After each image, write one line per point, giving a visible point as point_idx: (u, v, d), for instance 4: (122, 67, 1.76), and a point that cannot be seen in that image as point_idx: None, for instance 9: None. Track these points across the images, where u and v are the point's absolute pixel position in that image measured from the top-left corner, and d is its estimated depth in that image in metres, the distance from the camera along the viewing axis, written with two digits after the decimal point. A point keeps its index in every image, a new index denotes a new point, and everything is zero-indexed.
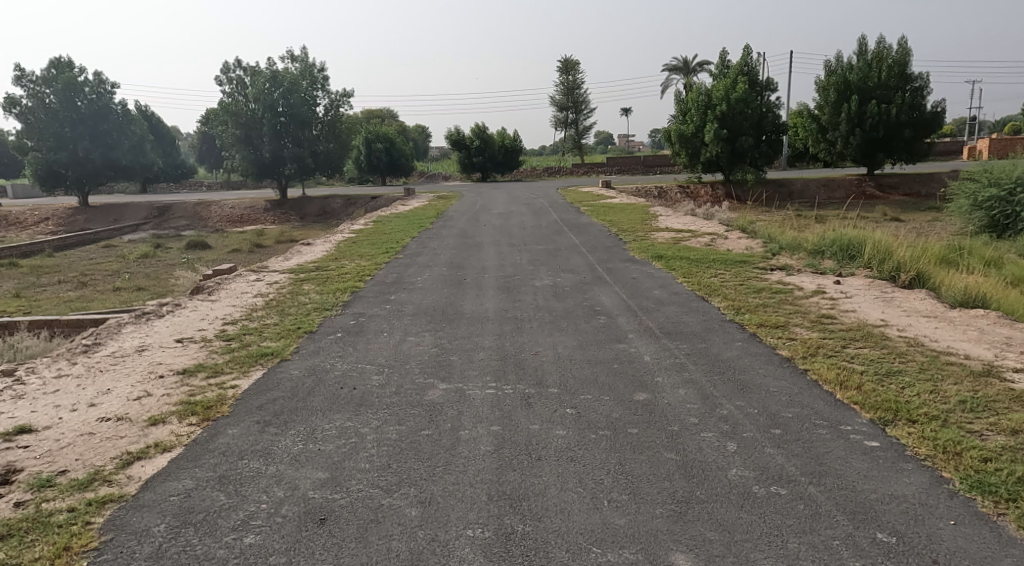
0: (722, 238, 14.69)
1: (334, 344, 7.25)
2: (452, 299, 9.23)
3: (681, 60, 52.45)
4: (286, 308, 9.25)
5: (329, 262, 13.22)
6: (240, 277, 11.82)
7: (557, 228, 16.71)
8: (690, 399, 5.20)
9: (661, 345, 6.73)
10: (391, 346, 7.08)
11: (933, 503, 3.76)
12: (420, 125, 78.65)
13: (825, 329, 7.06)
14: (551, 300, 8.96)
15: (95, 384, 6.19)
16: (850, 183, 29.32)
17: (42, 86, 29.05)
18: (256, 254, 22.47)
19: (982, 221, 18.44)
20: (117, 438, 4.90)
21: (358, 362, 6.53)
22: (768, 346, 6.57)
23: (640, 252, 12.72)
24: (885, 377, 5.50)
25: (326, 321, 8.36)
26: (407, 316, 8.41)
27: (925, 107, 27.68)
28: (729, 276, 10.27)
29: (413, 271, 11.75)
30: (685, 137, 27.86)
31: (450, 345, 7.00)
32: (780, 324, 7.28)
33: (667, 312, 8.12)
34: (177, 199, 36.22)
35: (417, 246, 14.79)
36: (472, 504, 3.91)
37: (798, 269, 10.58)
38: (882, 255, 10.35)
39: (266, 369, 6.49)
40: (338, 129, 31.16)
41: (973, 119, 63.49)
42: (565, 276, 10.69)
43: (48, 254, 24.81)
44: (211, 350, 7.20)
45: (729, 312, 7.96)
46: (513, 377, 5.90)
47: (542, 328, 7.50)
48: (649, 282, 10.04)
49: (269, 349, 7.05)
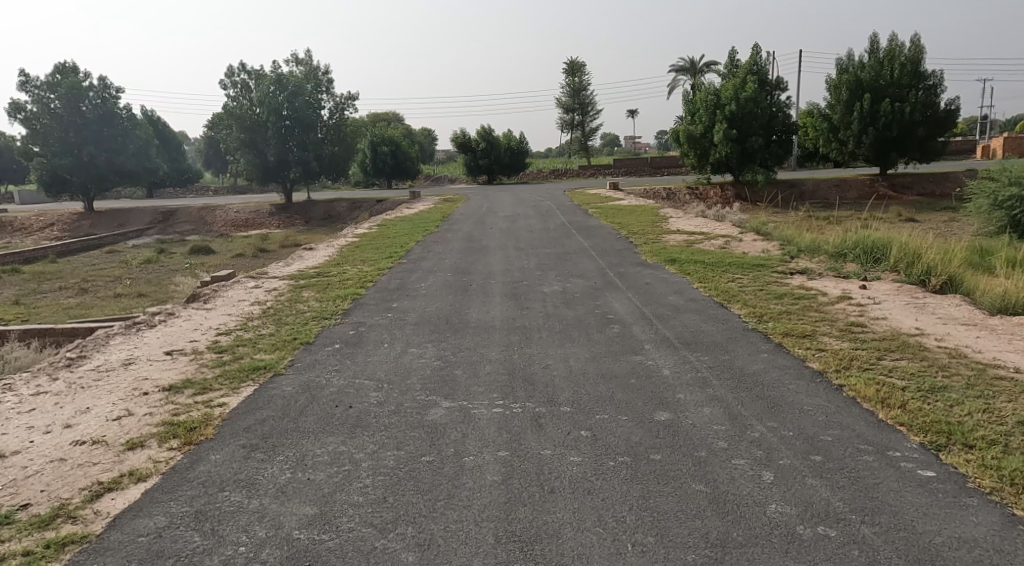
0: (736, 240, 14.26)
1: (332, 356, 6.86)
2: (457, 307, 8.83)
3: (687, 60, 51.82)
4: (283, 317, 8.86)
5: (330, 267, 12.91)
6: (238, 284, 11.42)
7: (565, 230, 16.35)
8: (717, 420, 4.75)
9: (682, 357, 6.29)
10: (391, 359, 6.67)
11: (1008, 549, 3.29)
12: (425, 129, 78.28)
13: (856, 340, 6.60)
14: (560, 308, 8.51)
15: (74, 402, 5.77)
16: (862, 183, 28.81)
17: (47, 92, 28.80)
18: (260, 259, 22.20)
19: (1002, 221, 17.95)
20: (90, 465, 4.48)
21: (356, 377, 6.11)
22: (796, 357, 6.12)
23: (652, 257, 12.24)
24: (930, 394, 5.02)
25: (324, 332, 7.97)
26: (409, 325, 8.01)
27: (939, 105, 27.23)
28: (747, 281, 9.85)
29: (417, 276, 11.39)
30: (694, 137, 27.45)
31: (453, 358, 6.56)
32: (807, 335, 6.84)
33: (684, 320, 7.69)
34: (181, 204, 36.08)
35: (421, 250, 14.44)
36: (476, 548, 3.46)
37: (820, 272, 10.10)
38: (909, 258, 9.77)
39: (257, 386, 6.09)
40: (343, 132, 31.02)
41: (987, 120, 62.76)
42: (575, 282, 10.28)
43: (52, 260, 24.61)
44: (202, 364, 6.83)
45: (752, 320, 7.51)
46: (522, 394, 5.47)
47: (551, 339, 7.07)
48: (663, 287, 9.58)
49: (261, 363, 6.69)
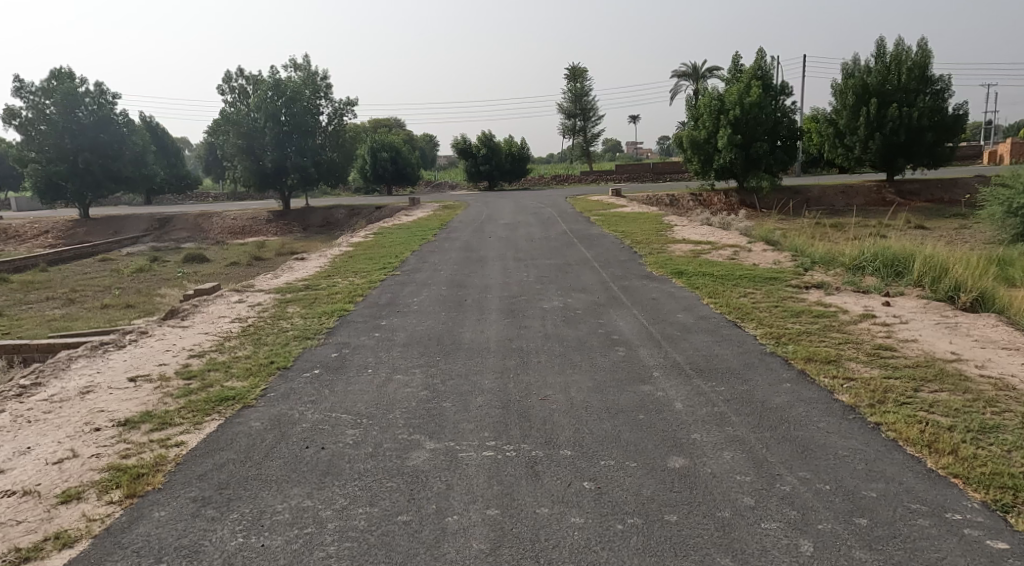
0: (745, 250, 13.63)
1: (309, 384, 6.23)
2: (450, 326, 8.21)
3: (689, 65, 51.29)
4: (263, 336, 8.24)
5: (319, 279, 12.31)
6: (221, 298, 10.82)
7: (567, 239, 15.75)
8: (740, 469, 4.13)
9: (695, 387, 5.65)
10: (374, 387, 6.05)
11: None
12: (426, 135, 77.85)
13: (887, 367, 5.97)
14: (560, 327, 7.87)
15: (16, 441, 5.17)
16: (869, 190, 28.18)
17: (42, 98, 28.42)
18: (254, 269, 21.60)
19: (1018, 229, 17.34)
20: (11, 526, 3.88)
21: (332, 411, 5.48)
22: (823, 388, 5.50)
23: (657, 269, 11.62)
24: (982, 436, 4.40)
25: (305, 354, 7.36)
26: (397, 347, 7.38)
27: (948, 110, 26.61)
28: (760, 296, 9.23)
29: (410, 290, 10.80)
30: (697, 143, 26.86)
31: (441, 387, 5.93)
32: (832, 360, 6.22)
33: (696, 342, 7.07)
34: (178, 211, 35.54)
35: (416, 260, 13.85)
36: None
37: (837, 287, 9.48)
38: (934, 271, 9.14)
39: (223, 420, 5.45)
40: (342, 138, 30.48)
41: (993, 124, 62.10)
42: (577, 296, 9.64)
43: (43, 268, 24.12)
44: (166, 394, 6.20)
45: (770, 342, 6.87)
46: (518, 432, 4.85)
47: (550, 364, 6.45)
48: (671, 303, 8.97)
49: (231, 392, 6.05)
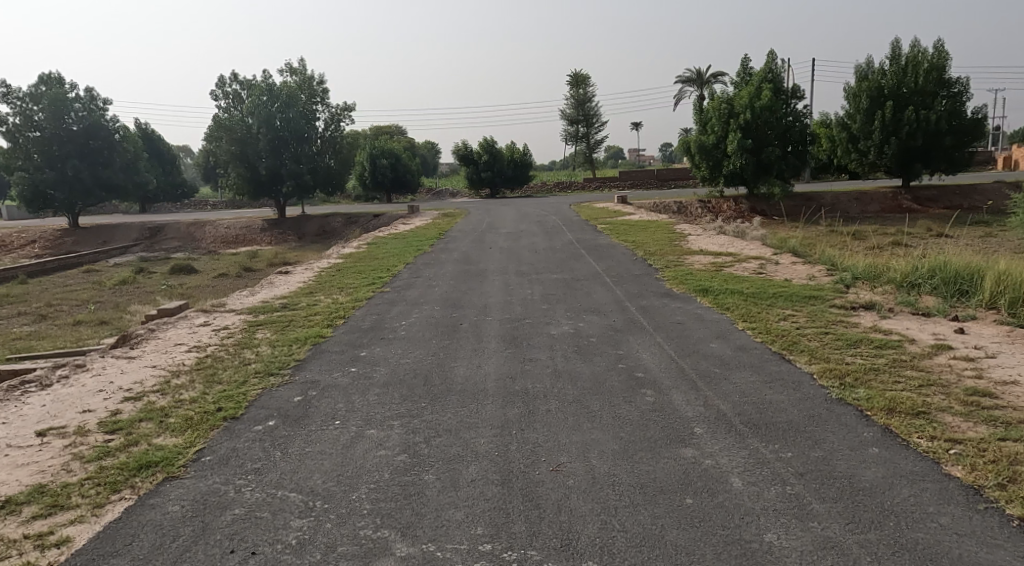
0: (772, 263, 12.30)
1: (257, 444, 4.89)
2: (440, 358, 6.88)
3: (693, 70, 50.03)
4: (218, 371, 6.90)
5: (299, 297, 11.02)
6: (184, 321, 9.53)
7: (574, 251, 14.46)
8: None
9: (754, 453, 4.33)
10: (338, 449, 4.71)
11: None
12: (426, 143, 76.79)
13: (996, 423, 4.65)
14: (571, 360, 6.56)
15: None
16: (885, 197, 26.81)
17: (30, 103, 27.19)
18: (242, 280, 20.30)
19: None
20: None
21: (277, 487, 4.19)
22: (925, 456, 4.18)
23: (677, 284, 10.29)
24: None
25: (264, 397, 6.02)
26: (375, 389, 6.03)
27: (966, 115, 25.24)
28: (803, 318, 7.91)
29: (399, 310, 9.51)
30: (706, 148, 25.55)
31: (425, 450, 4.59)
32: (921, 410, 4.91)
33: (739, 382, 5.75)
34: (170, 220, 34.24)
35: (410, 274, 12.56)
36: None
37: (892, 308, 8.14)
38: (1008, 289, 7.82)
39: (134, 500, 4.13)
40: (338, 145, 29.21)
41: (1000, 133, 61.01)
42: (590, 320, 8.29)
43: (22, 279, 22.88)
44: (76, 455, 4.86)
45: (834, 384, 5.55)
46: (523, 531, 3.57)
47: (563, 414, 5.13)
48: (700, 328, 7.67)
49: (157, 456, 4.70)
